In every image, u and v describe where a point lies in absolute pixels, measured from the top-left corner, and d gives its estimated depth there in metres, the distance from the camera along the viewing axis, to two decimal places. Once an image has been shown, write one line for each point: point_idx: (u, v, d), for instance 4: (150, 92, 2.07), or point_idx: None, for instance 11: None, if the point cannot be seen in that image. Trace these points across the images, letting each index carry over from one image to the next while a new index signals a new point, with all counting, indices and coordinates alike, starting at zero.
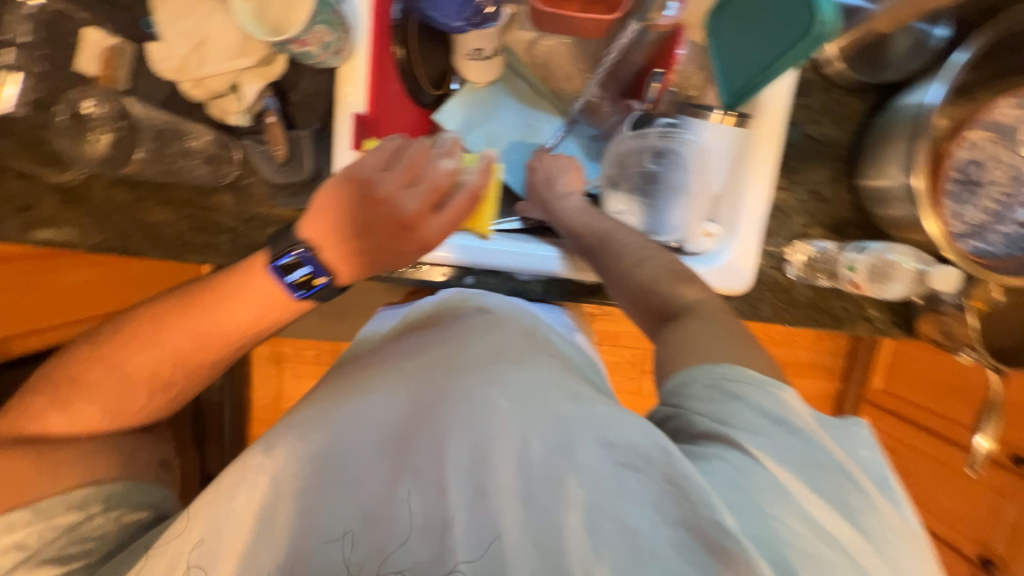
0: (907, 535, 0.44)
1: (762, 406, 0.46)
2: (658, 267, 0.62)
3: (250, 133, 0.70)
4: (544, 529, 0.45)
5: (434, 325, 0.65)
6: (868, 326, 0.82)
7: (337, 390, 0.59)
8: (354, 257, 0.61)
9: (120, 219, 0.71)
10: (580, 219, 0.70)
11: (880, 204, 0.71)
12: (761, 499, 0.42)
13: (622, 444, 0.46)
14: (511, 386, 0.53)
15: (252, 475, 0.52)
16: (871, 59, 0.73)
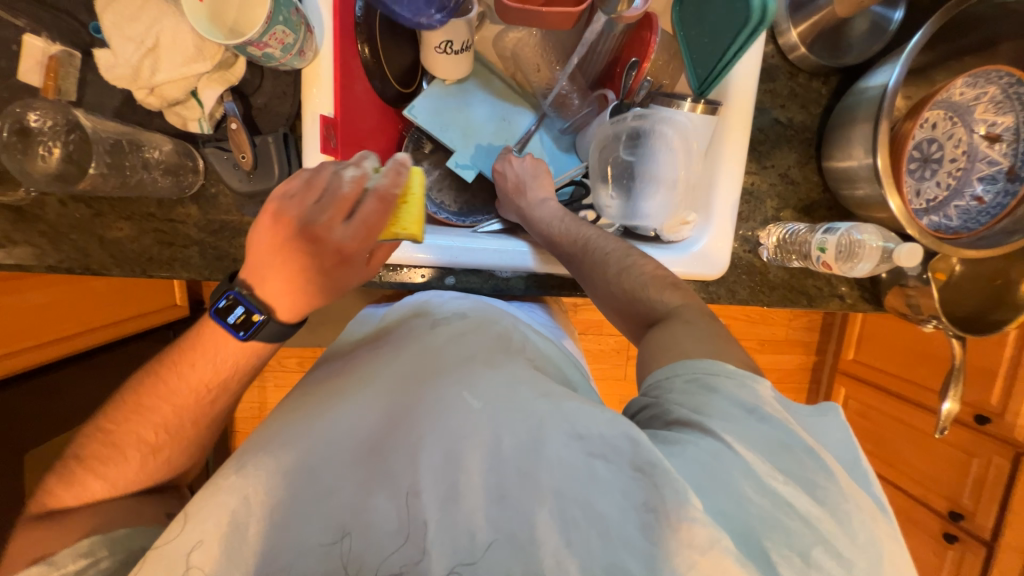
0: (884, 519, 0.42)
1: (736, 396, 0.46)
2: (639, 275, 0.63)
3: (213, 141, 0.67)
4: (517, 527, 0.42)
5: (414, 334, 0.62)
6: (839, 303, 0.86)
7: (301, 402, 0.55)
8: (294, 289, 0.55)
9: (78, 237, 0.69)
10: (559, 229, 0.71)
11: (846, 184, 0.73)
12: (729, 482, 0.41)
13: (592, 436, 0.45)
14: (482, 386, 0.51)
15: (217, 496, 0.44)
16: (831, 43, 0.75)
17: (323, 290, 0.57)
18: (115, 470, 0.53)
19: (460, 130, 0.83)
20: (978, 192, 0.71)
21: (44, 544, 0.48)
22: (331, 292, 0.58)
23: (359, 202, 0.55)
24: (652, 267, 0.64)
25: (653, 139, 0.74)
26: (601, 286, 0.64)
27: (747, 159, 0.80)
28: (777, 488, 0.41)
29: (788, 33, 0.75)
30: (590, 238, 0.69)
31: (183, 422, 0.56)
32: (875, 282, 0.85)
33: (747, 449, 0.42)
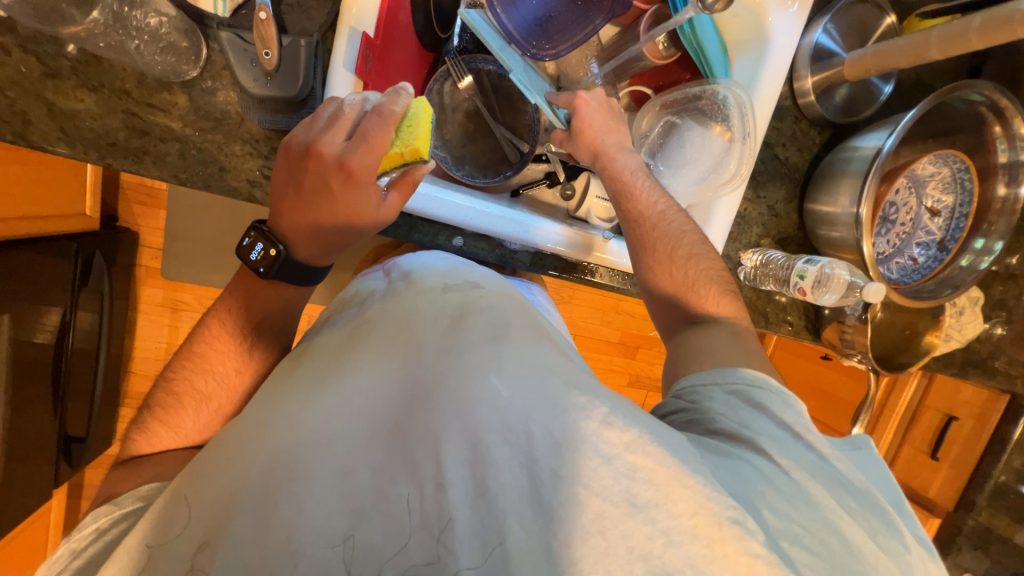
0: (927, 557, 0.47)
1: (782, 418, 0.51)
2: (705, 267, 0.68)
3: (230, 27, 0.59)
4: (553, 534, 0.39)
5: (420, 291, 0.58)
6: (787, 328, 0.97)
7: (310, 369, 0.50)
8: (313, 234, 0.57)
9: (20, 95, 0.56)
10: (641, 185, 0.70)
11: (824, 226, 0.83)
12: (789, 501, 0.45)
13: (632, 437, 0.43)
14: (510, 371, 0.46)
15: (232, 461, 0.42)
16: (829, 99, 0.85)
17: (330, 217, 0.56)
18: (178, 415, 0.57)
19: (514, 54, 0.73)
20: (914, 253, 0.86)
21: (111, 484, 0.53)
22: (340, 221, 0.56)
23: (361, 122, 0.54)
24: (711, 262, 0.69)
25: (691, 128, 0.78)
26: (653, 283, 0.70)
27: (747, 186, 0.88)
28: (829, 512, 0.45)
29: (804, 80, 0.83)
30: (666, 208, 0.70)
31: (229, 368, 0.59)
32: (817, 314, 0.97)
33: (799, 471, 0.47)
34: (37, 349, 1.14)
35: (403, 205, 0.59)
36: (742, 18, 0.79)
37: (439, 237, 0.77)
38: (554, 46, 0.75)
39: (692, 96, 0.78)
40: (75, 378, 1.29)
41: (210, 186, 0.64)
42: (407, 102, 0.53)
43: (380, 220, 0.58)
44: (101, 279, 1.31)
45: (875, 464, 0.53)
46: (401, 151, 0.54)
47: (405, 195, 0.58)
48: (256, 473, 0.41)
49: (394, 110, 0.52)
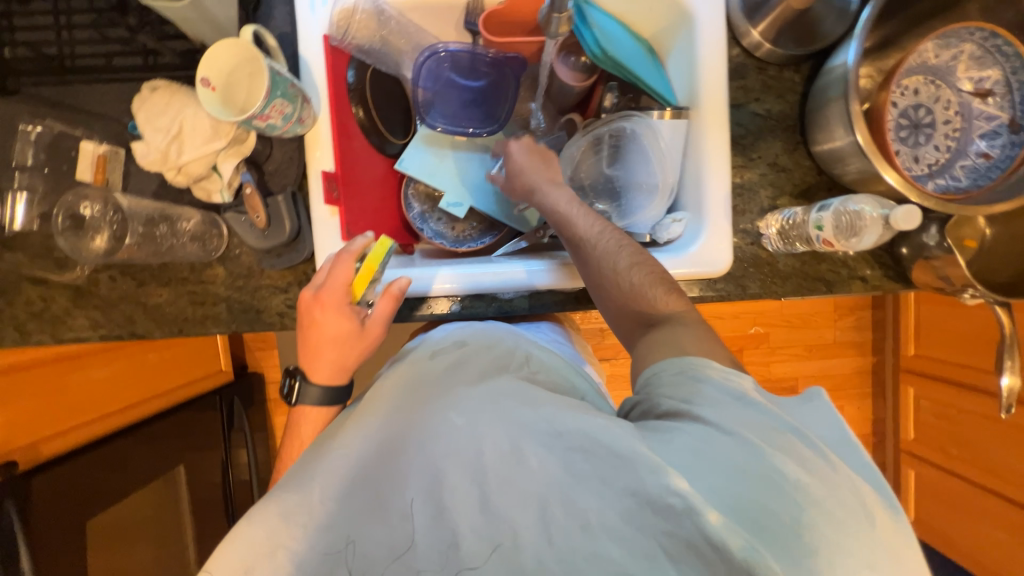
0: (872, 500, 0.44)
1: (722, 385, 0.51)
2: (647, 272, 0.66)
3: (232, 208, 0.75)
4: (501, 533, 0.48)
5: (411, 359, 0.66)
6: (862, 285, 0.82)
7: (325, 432, 0.61)
8: (323, 361, 0.71)
9: (127, 306, 0.78)
10: (577, 212, 0.71)
11: (838, 164, 0.73)
12: (713, 462, 0.45)
13: (570, 433, 0.49)
14: (465, 404, 0.54)
15: (246, 526, 0.50)
16: (796, 34, 0.77)
17: (329, 341, 0.70)
18: None
19: (449, 175, 0.90)
20: (982, 149, 0.70)
21: None
22: (337, 342, 0.70)
23: (331, 265, 0.70)
24: (653, 267, 0.67)
25: (635, 132, 0.83)
26: (605, 284, 0.67)
27: (732, 155, 0.81)
28: (769, 456, 0.44)
29: (749, 34, 0.79)
30: (601, 229, 0.69)
31: None
32: (897, 258, 0.81)
33: (735, 428, 0.46)
34: (206, 488, 1.42)
35: (390, 313, 0.71)
36: (656, 15, 0.81)
37: (439, 309, 0.83)
38: (506, 112, 0.88)
39: (616, 128, 0.84)
40: (240, 505, 1.56)
41: (255, 326, 0.79)
42: (365, 242, 0.71)
43: (370, 332, 0.71)
44: (243, 419, 1.58)
45: (825, 418, 0.50)
46: (362, 272, 0.68)
47: (388, 304, 0.70)
48: (272, 524, 0.49)
49: (353, 248, 0.70)
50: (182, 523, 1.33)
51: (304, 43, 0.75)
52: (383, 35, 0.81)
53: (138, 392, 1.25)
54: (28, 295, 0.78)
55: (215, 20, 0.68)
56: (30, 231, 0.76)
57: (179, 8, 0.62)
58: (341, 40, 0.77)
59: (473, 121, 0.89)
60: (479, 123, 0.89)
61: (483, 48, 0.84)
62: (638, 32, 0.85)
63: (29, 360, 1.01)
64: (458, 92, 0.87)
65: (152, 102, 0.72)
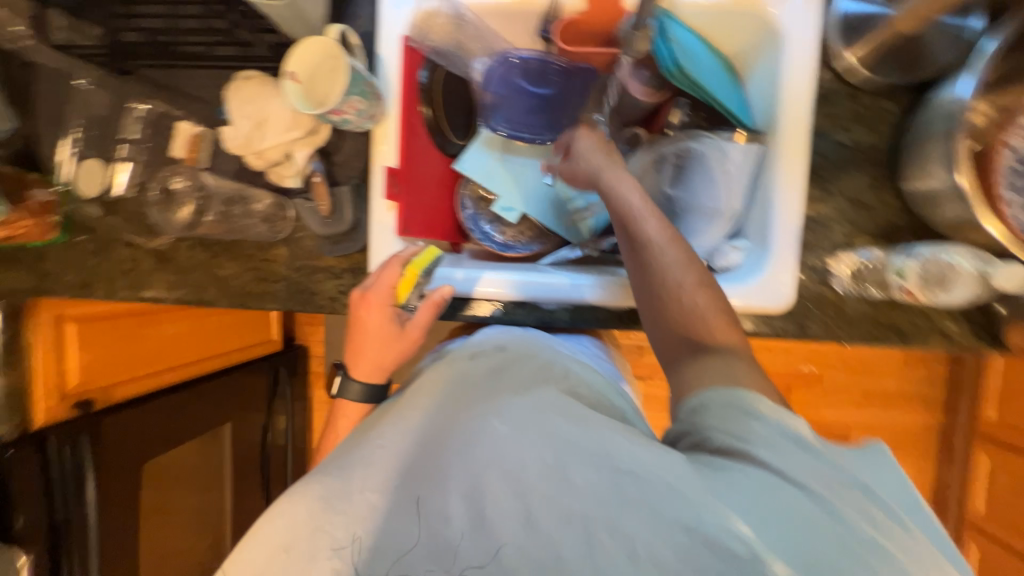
0: (950, 568, 0.41)
1: (781, 426, 0.46)
2: (712, 295, 0.61)
3: (301, 193, 0.81)
4: (542, 550, 0.48)
5: (449, 360, 0.70)
6: (943, 340, 0.74)
7: (363, 427, 0.62)
8: (365, 357, 0.77)
9: (199, 274, 0.85)
10: (649, 210, 0.64)
11: (931, 207, 0.68)
12: (778, 511, 0.42)
13: (620, 455, 0.48)
14: (509, 413, 0.55)
15: (290, 511, 0.52)
16: (899, 63, 0.71)
17: (371, 339, 0.76)
18: None
19: (504, 179, 0.91)
20: None
21: None
22: (378, 340, 0.75)
23: (382, 267, 0.76)
24: (718, 290, 0.62)
25: (704, 154, 0.81)
26: (663, 298, 0.61)
27: (808, 185, 0.76)
28: (841, 509, 0.42)
29: (841, 56, 0.74)
30: (668, 238, 0.63)
31: None
32: (991, 316, 0.73)
33: (797, 477, 0.43)
34: (248, 446, 1.51)
35: (429, 318, 0.75)
36: (742, 32, 0.77)
37: (481, 311, 0.83)
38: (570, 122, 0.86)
39: (681, 148, 0.82)
40: (275, 468, 1.66)
41: (306, 307, 0.84)
42: (416, 250, 0.77)
43: (409, 335, 0.75)
44: (287, 388, 1.68)
45: (899, 469, 0.45)
46: (407, 276, 0.73)
47: (427, 310, 0.74)
48: (316, 511, 0.52)
49: (403, 253, 0.75)
50: (223, 477, 1.43)
51: (384, 41, 0.79)
52: (460, 40, 0.82)
53: (200, 351, 1.36)
54: (119, 255, 0.86)
55: (307, 18, 0.72)
56: (126, 197, 0.85)
57: (277, 6, 0.67)
58: (421, 42, 0.81)
59: (536, 131, 0.88)
60: (541, 133, 0.88)
61: (555, 56, 0.79)
62: (722, 45, 0.80)
63: (113, 312, 1.13)
64: (524, 100, 0.83)
65: (242, 90, 0.77)
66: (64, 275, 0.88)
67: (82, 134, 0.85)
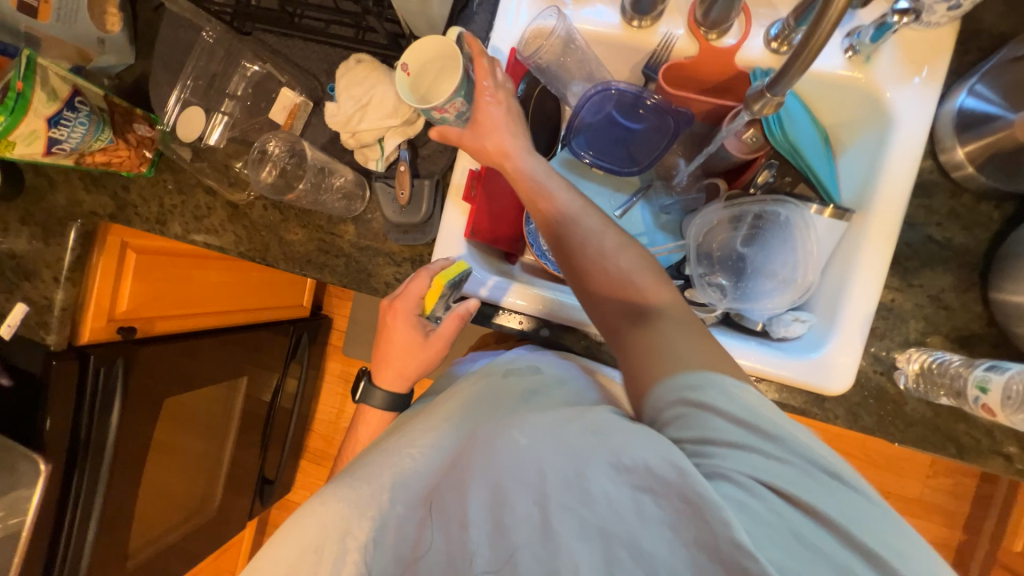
0: (896, 521, 0.45)
1: (731, 411, 0.49)
2: (635, 258, 0.64)
3: (382, 177, 0.83)
4: (561, 562, 0.46)
5: (485, 375, 0.69)
6: (1002, 463, 0.71)
7: (381, 441, 0.64)
8: (388, 365, 0.79)
9: (267, 234, 0.87)
10: (556, 184, 0.70)
11: (1021, 322, 0.65)
12: (767, 526, 0.43)
13: (637, 467, 0.45)
14: (529, 424, 0.53)
15: (316, 517, 0.54)
16: (1008, 168, 0.67)
17: (396, 346, 0.78)
18: None
19: None
20: None
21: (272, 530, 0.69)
22: (403, 348, 0.77)
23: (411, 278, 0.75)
24: (642, 252, 0.65)
25: (787, 220, 0.78)
26: (585, 268, 0.65)
27: (889, 273, 0.74)
28: (807, 498, 0.44)
29: (952, 150, 0.72)
30: (583, 212, 0.68)
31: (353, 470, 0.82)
32: None
33: (763, 475, 0.45)
34: (257, 403, 1.51)
35: (454, 329, 0.75)
36: (847, 107, 0.76)
37: (513, 322, 0.82)
38: (651, 156, 0.88)
39: (761, 211, 0.80)
40: (278, 429, 1.68)
41: (362, 288, 0.85)
42: (448, 262, 0.74)
43: (433, 345, 0.76)
44: (306, 354, 1.70)
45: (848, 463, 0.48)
46: (432, 287, 0.72)
47: (452, 322, 0.74)
48: (340, 518, 0.53)
49: (434, 265, 0.74)
50: (230, 428, 1.42)
51: (494, 50, 0.81)
52: (564, 61, 0.83)
53: (235, 303, 1.39)
54: (198, 200, 0.90)
55: (430, 16, 0.75)
56: (216, 148, 0.90)
57: (409, 2, 0.70)
58: (527, 56, 0.81)
59: (614, 161, 0.90)
60: (619, 163, 0.90)
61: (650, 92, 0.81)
62: (822, 117, 0.80)
63: (170, 249, 1.17)
64: (613, 130, 0.88)
65: (353, 72, 0.81)
66: (142, 207, 0.92)
67: (191, 82, 0.90)
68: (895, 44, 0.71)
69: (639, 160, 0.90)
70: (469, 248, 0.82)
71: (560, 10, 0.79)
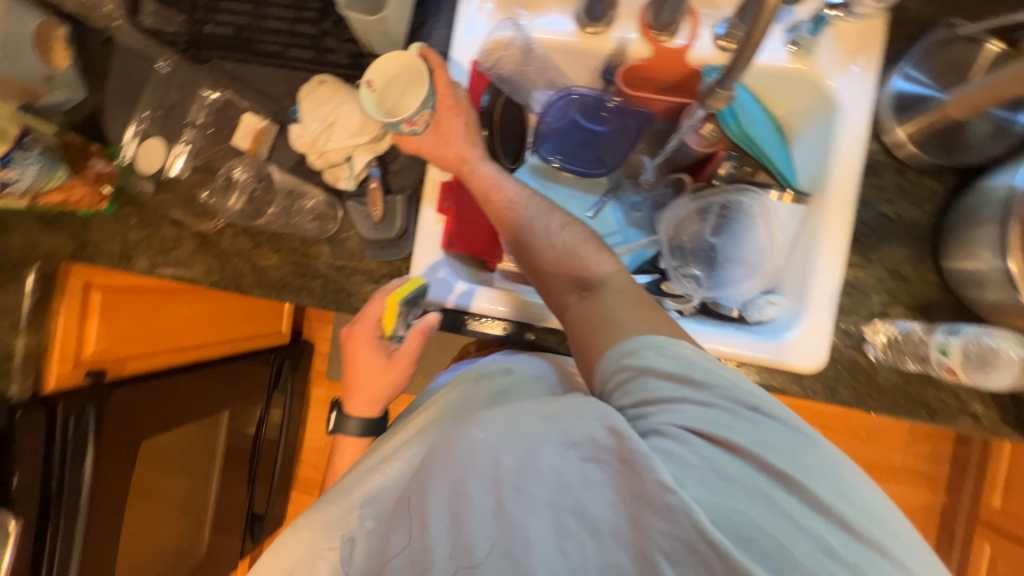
0: (822, 449, 0.50)
1: (667, 371, 0.53)
2: (576, 233, 0.70)
3: (354, 196, 0.82)
4: (516, 544, 0.46)
5: (460, 383, 0.72)
6: (971, 422, 0.74)
7: (365, 456, 0.68)
8: (361, 390, 0.81)
9: (239, 262, 0.86)
10: (507, 180, 0.75)
11: (973, 287, 0.69)
12: (701, 475, 0.47)
13: (583, 441, 0.47)
14: (487, 420, 0.53)
15: (307, 525, 0.61)
16: (947, 143, 0.73)
17: (366, 370, 0.80)
18: None
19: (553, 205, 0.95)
20: None
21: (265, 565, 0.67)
22: (372, 371, 0.79)
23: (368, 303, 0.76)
24: (583, 229, 0.71)
25: (750, 209, 0.82)
26: (535, 248, 0.70)
27: (849, 251, 0.77)
28: (735, 442, 0.48)
29: (893, 131, 0.76)
30: (529, 199, 0.73)
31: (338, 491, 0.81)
32: (1019, 401, 0.73)
33: (693, 428, 0.49)
34: (241, 437, 1.45)
35: (420, 343, 0.78)
36: (795, 97, 0.81)
37: (493, 329, 0.82)
38: (616, 156, 0.91)
39: (724, 202, 0.83)
40: (265, 462, 1.63)
41: (341, 308, 0.84)
42: (401, 281, 0.75)
43: (401, 362, 0.79)
44: (289, 382, 1.66)
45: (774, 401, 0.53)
46: (388, 310, 0.72)
47: (416, 338, 0.77)
48: (326, 518, 0.60)
49: (388, 287, 0.75)
50: (215, 465, 1.37)
51: (455, 64, 0.82)
52: (525, 70, 0.87)
53: (212, 335, 1.34)
54: (164, 233, 0.88)
55: (390, 33, 0.75)
56: (180, 179, 0.88)
57: (367, 20, 0.70)
58: (489, 67, 0.84)
59: (581, 164, 0.91)
60: (587, 165, 0.91)
61: (610, 95, 0.86)
62: (772, 107, 0.84)
63: (136, 285, 1.13)
64: (579, 134, 0.90)
65: (316, 93, 0.81)
66: (105, 245, 0.89)
67: (150, 114, 0.89)
68: (832, 36, 0.76)
69: (604, 161, 0.91)
70: (447, 259, 0.82)
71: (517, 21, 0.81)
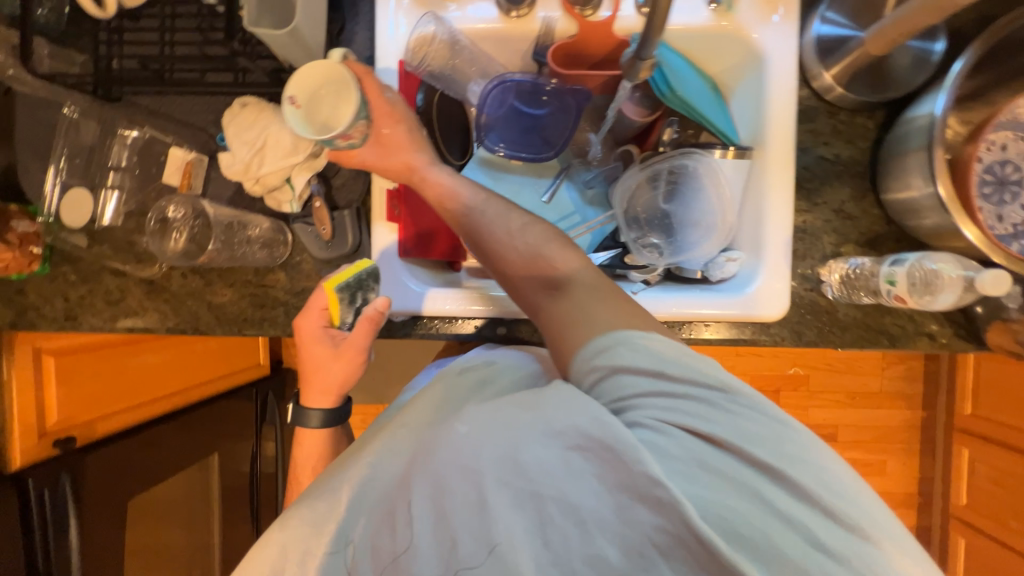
0: (834, 465, 0.48)
1: (652, 368, 0.50)
2: (539, 232, 0.67)
3: (301, 218, 0.80)
4: (498, 536, 0.46)
5: (441, 378, 0.66)
6: (929, 342, 0.78)
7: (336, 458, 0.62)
8: (320, 385, 0.75)
9: (193, 303, 0.83)
10: (462, 188, 0.73)
11: (911, 216, 0.72)
12: (692, 473, 0.47)
13: (568, 431, 0.47)
14: (471, 413, 0.52)
15: (277, 533, 0.55)
16: (871, 82, 0.75)
17: (319, 365, 0.74)
18: None
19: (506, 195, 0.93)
20: None
21: None
22: (326, 364, 0.73)
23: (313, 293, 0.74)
24: (546, 226, 0.67)
25: (696, 170, 0.83)
26: (500, 251, 0.67)
27: (795, 198, 0.79)
28: (739, 447, 0.47)
29: (820, 76, 0.78)
30: (485, 204, 0.71)
31: None
32: (969, 317, 0.77)
33: (689, 429, 0.48)
34: (235, 476, 1.42)
35: (370, 330, 0.70)
36: (724, 54, 0.81)
37: (467, 328, 0.82)
38: (563, 135, 0.88)
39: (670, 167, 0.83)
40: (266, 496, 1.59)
41: None
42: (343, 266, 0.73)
43: (354, 352, 0.72)
44: (276, 414, 1.62)
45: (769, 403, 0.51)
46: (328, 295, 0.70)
47: (365, 325, 0.70)
48: (301, 528, 0.54)
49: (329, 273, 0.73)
50: (213, 508, 1.34)
51: (382, 68, 0.81)
52: (456, 64, 0.84)
53: (184, 381, 1.29)
54: (107, 284, 0.83)
55: (307, 45, 0.73)
56: (114, 226, 0.83)
57: (279, 35, 0.68)
58: (417, 66, 0.81)
59: (529, 149, 0.89)
60: (537, 149, 0.89)
61: (546, 77, 0.84)
62: (704, 68, 0.85)
63: (94, 343, 1.07)
64: (520, 120, 0.88)
65: (240, 118, 0.77)
66: (46, 307, 0.84)
67: (67, 162, 0.83)
68: None
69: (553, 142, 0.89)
70: (408, 268, 0.81)
71: (437, 15, 0.79)
